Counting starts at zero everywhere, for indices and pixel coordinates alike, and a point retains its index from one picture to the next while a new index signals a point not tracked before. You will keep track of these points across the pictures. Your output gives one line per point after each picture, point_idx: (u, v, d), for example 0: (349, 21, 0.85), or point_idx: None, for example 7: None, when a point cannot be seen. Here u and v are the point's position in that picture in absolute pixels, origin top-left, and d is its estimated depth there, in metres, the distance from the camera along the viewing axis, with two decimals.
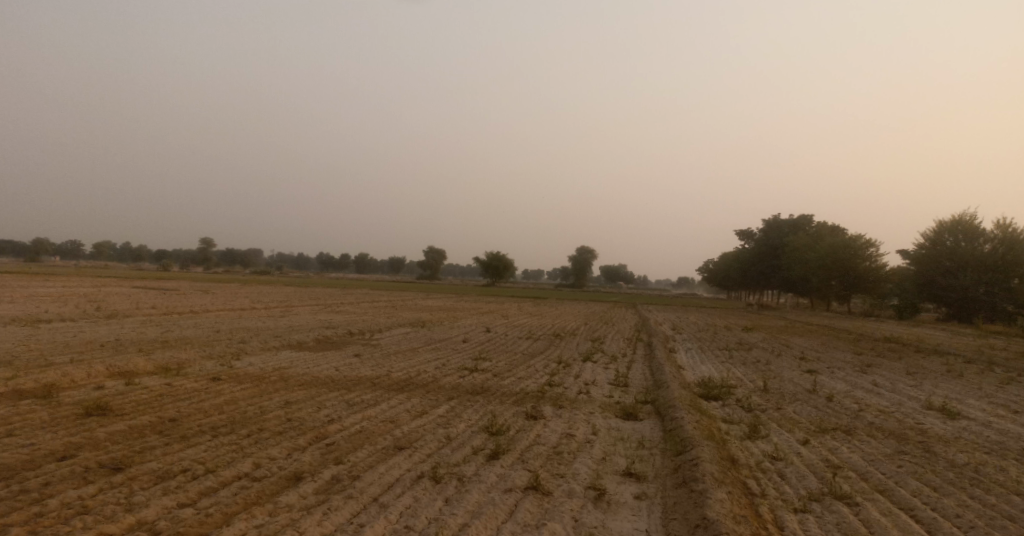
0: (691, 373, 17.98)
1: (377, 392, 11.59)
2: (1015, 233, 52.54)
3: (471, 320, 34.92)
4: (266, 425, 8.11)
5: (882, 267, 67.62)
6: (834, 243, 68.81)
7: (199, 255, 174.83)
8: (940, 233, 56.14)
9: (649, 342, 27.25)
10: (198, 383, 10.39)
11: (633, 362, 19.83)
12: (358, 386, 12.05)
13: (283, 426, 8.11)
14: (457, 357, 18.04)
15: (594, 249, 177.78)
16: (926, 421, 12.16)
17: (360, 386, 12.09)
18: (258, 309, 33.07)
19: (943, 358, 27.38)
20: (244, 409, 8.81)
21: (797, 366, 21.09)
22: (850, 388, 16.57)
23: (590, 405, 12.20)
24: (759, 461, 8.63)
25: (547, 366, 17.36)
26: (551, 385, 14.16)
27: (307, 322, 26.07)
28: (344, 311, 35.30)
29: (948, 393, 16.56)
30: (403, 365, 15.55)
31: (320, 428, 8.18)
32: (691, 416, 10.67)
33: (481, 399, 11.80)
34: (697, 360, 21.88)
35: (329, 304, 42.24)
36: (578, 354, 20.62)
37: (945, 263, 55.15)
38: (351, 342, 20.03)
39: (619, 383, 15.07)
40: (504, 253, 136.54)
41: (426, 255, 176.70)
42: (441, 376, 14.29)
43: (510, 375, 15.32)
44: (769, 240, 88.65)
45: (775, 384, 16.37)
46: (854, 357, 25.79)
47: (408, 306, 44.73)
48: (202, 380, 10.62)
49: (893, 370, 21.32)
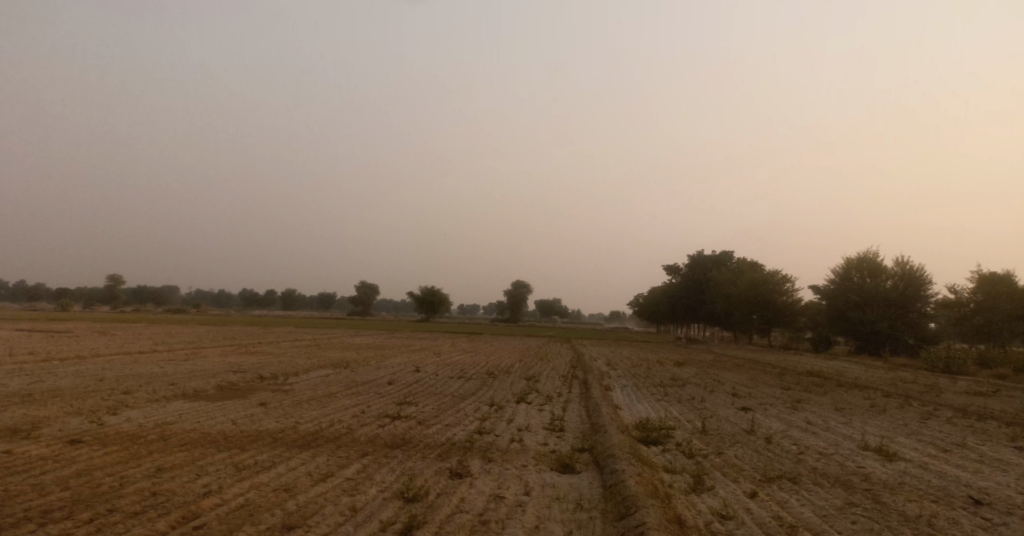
0: (627, 413, 17.15)
1: (274, 453, 10.14)
2: (914, 270, 55.39)
3: (397, 358, 33.34)
4: (116, 512, 6.66)
5: (798, 301, 69.98)
6: (754, 278, 70.83)
7: (108, 292, 164.19)
8: (848, 270, 58.55)
9: (584, 380, 26.41)
10: (46, 463, 8.72)
11: (567, 403, 18.86)
12: (251, 446, 10.55)
13: (140, 515, 6.67)
14: (378, 402, 16.53)
15: (527, 284, 178.09)
16: (867, 464, 11.65)
17: (254, 446, 10.59)
18: (162, 352, 30.44)
19: (865, 392, 27.71)
20: (95, 496, 7.27)
21: (731, 403, 20.63)
22: (786, 427, 16.10)
23: (523, 456, 11.07)
24: (708, 523, 7.71)
25: (477, 410, 16.13)
26: (481, 432, 12.97)
27: (213, 366, 23.96)
28: (259, 352, 32.93)
29: (880, 430, 16.30)
30: (314, 415, 14.02)
31: (188, 514, 6.80)
32: (632, 467, 9.71)
33: (400, 453, 10.50)
34: (632, 399, 21.14)
35: (244, 344, 39.66)
36: (510, 395, 19.52)
37: (852, 298, 57.50)
38: (259, 388, 18.31)
39: (554, 429, 14.03)
40: (437, 288, 134.40)
41: (357, 290, 172.51)
42: (358, 426, 12.87)
43: (436, 422, 14.01)
44: (693, 275, 90.73)
45: (712, 425, 15.72)
46: (782, 392, 25.72)
47: (331, 344, 42.53)
48: (53, 459, 8.93)
49: (822, 406, 21.15)
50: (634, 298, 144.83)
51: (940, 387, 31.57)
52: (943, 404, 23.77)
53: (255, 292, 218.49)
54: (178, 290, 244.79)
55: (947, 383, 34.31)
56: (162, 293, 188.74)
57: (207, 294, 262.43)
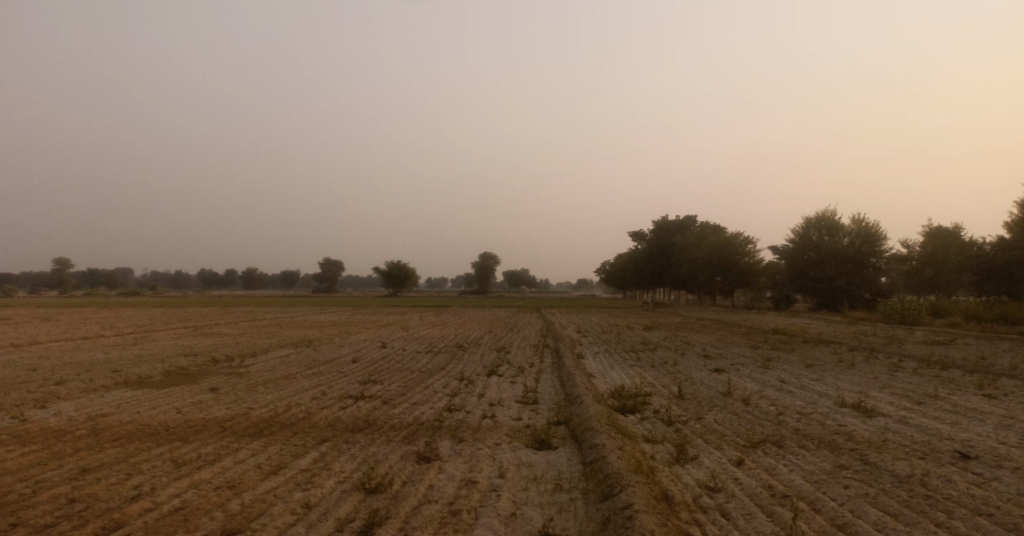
0: (602, 382, 16.68)
1: (221, 444, 9.40)
2: (870, 228, 56.10)
3: (362, 334, 32.48)
4: None
5: (760, 262, 70.72)
6: (717, 240, 71.23)
7: (57, 278, 158.10)
8: (807, 229, 59.06)
9: (555, 349, 25.98)
10: None
11: (539, 374, 18.32)
12: (195, 437, 9.71)
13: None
14: (341, 382, 15.74)
15: (495, 255, 177.36)
16: (848, 421, 11.32)
17: (199, 437, 9.76)
18: (112, 337, 29.01)
19: (832, 347, 27.87)
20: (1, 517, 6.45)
21: (704, 365, 20.35)
22: (761, 387, 15.83)
23: (495, 434, 10.41)
24: (697, 498, 7.17)
25: (446, 385, 15.44)
26: (450, 409, 12.28)
27: (164, 350, 22.79)
28: (216, 334, 31.67)
29: (854, 386, 16.12)
30: (270, 399, 13.17)
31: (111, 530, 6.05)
32: (612, 440, 9.14)
33: (362, 437, 9.76)
34: (604, 366, 20.71)
35: (201, 326, 38.23)
36: (480, 368, 18.90)
37: (811, 256, 58.18)
38: (212, 372, 17.33)
39: (528, 402, 13.44)
40: (403, 261, 132.77)
41: (320, 266, 169.83)
42: (318, 409, 12.06)
43: (403, 401, 13.29)
44: (658, 240, 91.09)
45: (688, 389, 15.35)
46: (752, 351, 25.66)
47: (293, 323, 41.31)
48: None
49: (793, 364, 21.02)
50: (601, 265, 145.52)
51: (902, 339, 31.97)
52: (908, 356, 23.93)
53: (215, 273, 213.21)
54: (134, 274, 237.52)
55: (907, 334, 34.87)
56: (116, 277, 182.67)
57: (164, 276, 255.26)
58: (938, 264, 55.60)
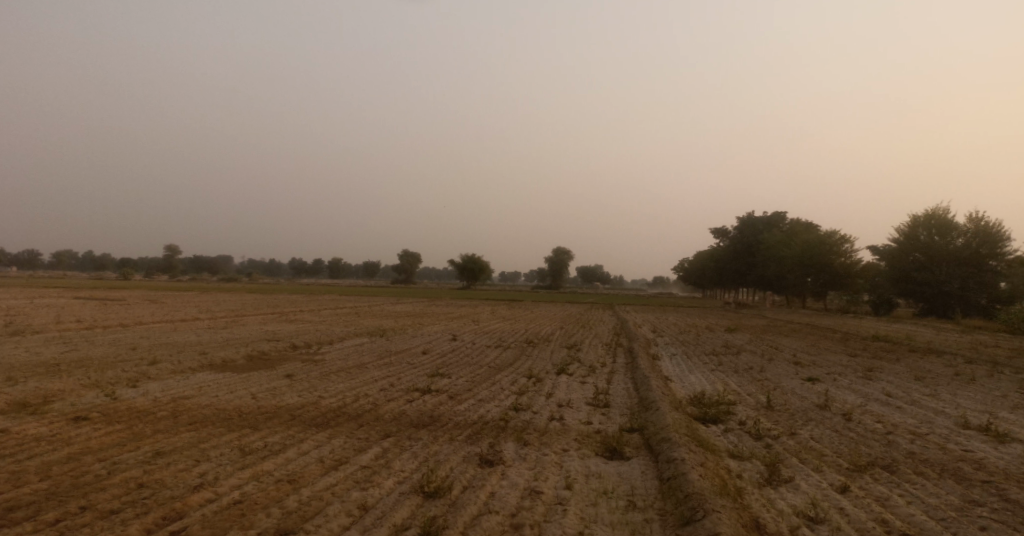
0: (680, 387, 15.64)
1: (286, 432, 8.98)
2: (989, 227, 51.37)
3: (437, 326, 32.37)
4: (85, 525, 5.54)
5: (856, 263, 66.37)
6: (809, 239, 67.39)
7: (162, 263, 169.24)
8: (914, 229, 54.80)
9: (631, 348, 24.93)
10: (36, 448, 7.73)
11: (613, 375, 17.43)
12: (264, 424, 9.35)
13: (112, 525, 5.56)
14: (410, 374, 15.40)
15: (572, 250, 176.06)
16: (971, 448, 9.93)
17: (268, 424, 9.38)
18: (202, 319, 30.15)
19: (943, 358, 25.40)
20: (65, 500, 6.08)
21: (795, 373, 18.85)
22: (863, 400, 14.34)
23: (563, 439, 9.71)
24: (796, 529, 6.22)
25: (515, 383, 14.83)
26: (517, 409, 11.65)
27: (248, 335, 23.30)
28: (298, 320, 32.42)
29: (974, 405, 14.36)
30: (340, 389, 12.91)
31: (171, 523, 5.65)
32: (692, 454, 8.26)
33: (425, 435, 9.25)
34: (684, 369, 19.55)
35: (285, 312, 39.37)
36: (550, 365, 18.20)
37: (918, 257, 53.94)
38: (290, 358, 17.37)
39: (599, 404, 12.66)
40: (480, 255, 133.69)
41: (401, 258, 173.92)
42: (383, 402, 11.69)
43: (469, 397, 12.78)
44: (743, 238, 87.38)
45: (778, 399, 14.10)
46: (851, 359, 23.69)
47: (371, 312, 41.94)
48: (45, 443, 7.94)
49: (900, 376, 19.14)
50: (680, 263, 141.55)
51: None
52: None
53: (303, 262, 222.58)
54: (229, 261, 251.52)
55: None
56: (214, 263, 193.64)
57: (256, 264, 268.85)
58: None
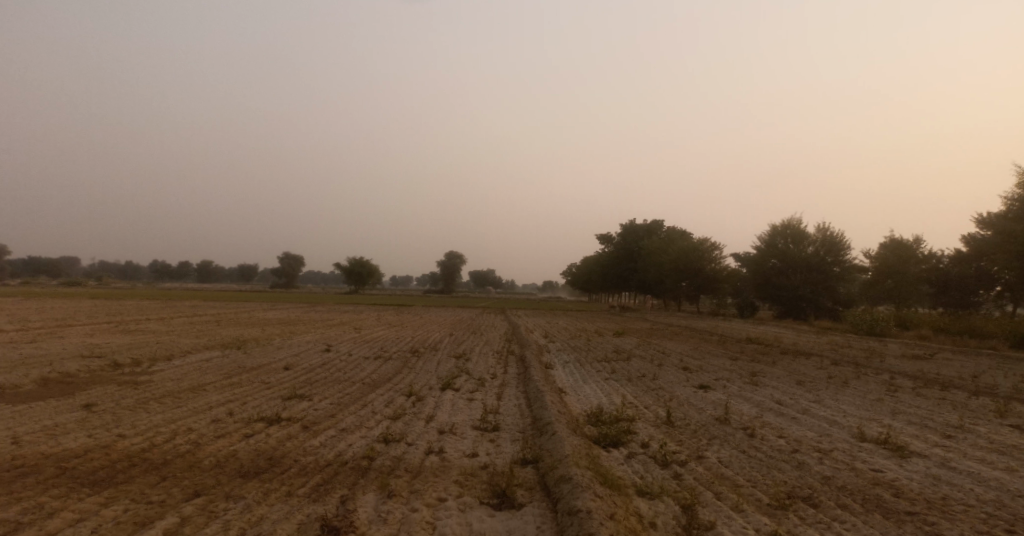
0: (575, 401, 14.24)
1: (36, 504, 6.63)
2: (835, 237, 55.09)
3: (306, 335, 29.55)
4: None
5: (726, 268, 69.38)
6: (684, 245, 69.71)
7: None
8: (773, 237, 57.68)
9: (520, 356, 23.48)
10: None
11: (503, 388, 15.80)
12: (8, 494, 6.91)
13: None
14: (260, 398, 12.98)
15: (461, 255, 174.36)
16: (881, 466, 9.04)
17: (15, 493, 6.95)
18: (15, 333, 25.64)
19: (813, 360, 25.90)
20: None
21: (687, 380, 18.08)
22: (760, 409, 13.57)
23: (440, 482, 7.84)
24: None
25: (389, 404, 12.79)
26: (387, 440, 9.63)
27: (64, 353, 19.71)
28: (139, 332, 28.45)
29: (863, 411, 13.95)
30: (155, 424, 10.48)
31: None
32: (598, 501, 6.66)
33: (250, 490, 7.19)
34: (576, 379, 18.30)
35: (128, 322, 34.80)
36: (433, 380, 16.30)
37: (776, 264, 56.85)
38: (105, 383, 14.52)
39: (487, 429, 10.92)
40: (366, 258, 128.67)
41: (281, 261, 164.93)
42: (209, 441, 9.45)
43: (330, 427, 10.62)
44: (624, 243, 89.46)
45: (678, 412, 12.99)
46: (734, 363, 23.53)
47: (234, 320, 38.09)
48: None
49: (783, 380, 18.90)
50: (567, 268, 143.84)
51: (880, 352, 30.29)
52: (898, 373, 22.02)
53: (172, 265, 206.06)
54: (84, 263, 227.35)
55: (881, 346, 33.29)
56: (65, 266, 174.49)
57: (118, 267, 245.93)
58: (898, 274, 55.57)
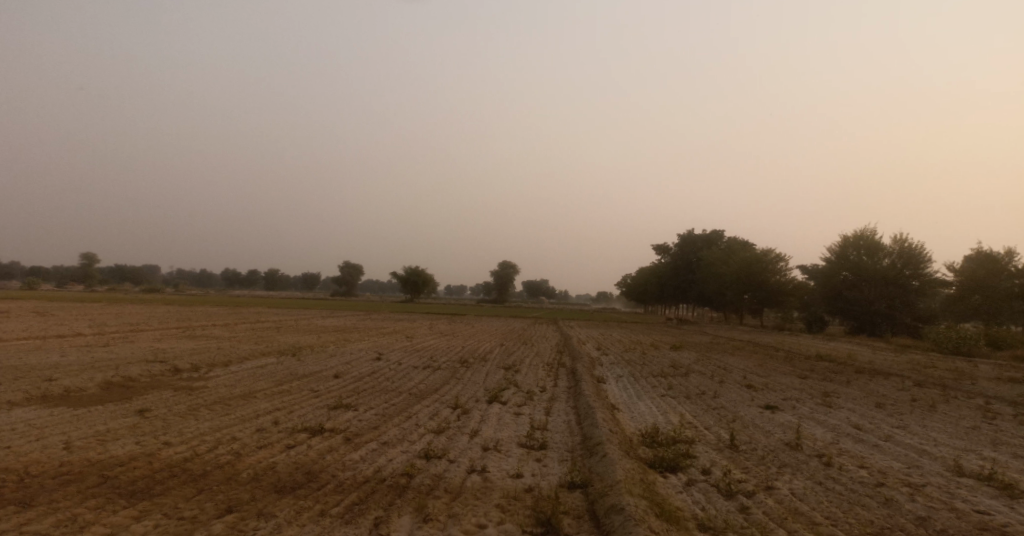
0: (628, 419, 13.42)
1: (68, 516, 6.32)
2: (914, 249, 51.90)
3: (361, 342, 29.48)
4: None
5: (792, 281, 66.57)
6: (747, 257, 67.30)
7: (80, 271, 158.54)
8: (844, 249, 54.91)
9: (573, 369, 22.66)
10: None
11: (553, 403, 15.10)
12: (42, 506, 6.59)
13: None
14: (306, 406, 12.67)
15: (517, 265, 174.29)
16: (986, 508, 7.93)
17: (50, 505, 6.62)
18: (85, 336, 26.46)
19: (892, 381, 24.09)
20: None
21: (751, 400, 16.92)
22: (834, 434, 12.43)
23: (481, 505, 7.23)
24: None
25: (434, 417, 12.28)
26: (428, 456, 9.09)
27: (128, 357, 20.05)
28: (201, 337, 28.98)
29: (954, 440, 12.59)
30: (201, 430, 10.16)
31: None
32: None
33: (284, 509, 6.73)
34: (630, 395, 17.41)
35: (192, 327, 35.62)
36: (481, 392, 15.73)
37: (848, 276, 54.06)
38: (161, 387, 14.46)
39: (533, 447, 10.25)
40: (423, 268, 129.89)
41: (341, 270, 168.69)
42: (251, 451, 9.07)
43: (369, 440, 10.15)
44: (683, 254, 87.26)
45: (741, 435, 12.01)
46: (803, 382, 22.10)
47: (292, 327, 38.50)
48: None
49: (859, 402, 17.49)
50: (624, 279, 141.69)
51: (968, 373, 28.04)
52: (992, 397, 20.14)
53: (238, 272, 213.62)
54: (158, 270, 238.47)
55: (968, 367, 30.85)
56: (140, 273, 183.22)
57: (188, 274, 256.83)
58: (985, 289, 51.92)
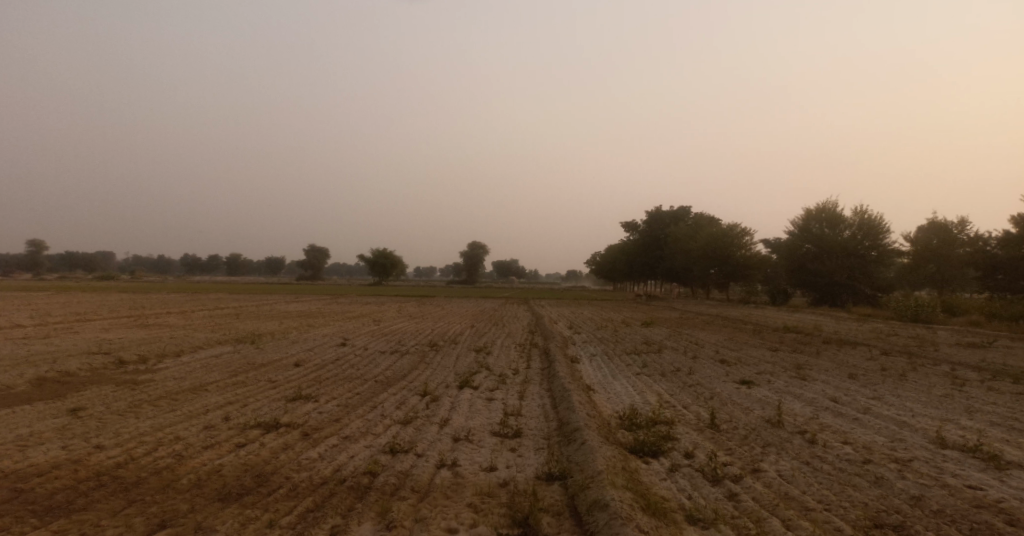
0: (605, 401, 12.93)
1: None
2: (873, 219, 52.69)
3: (325, 328, 28.59)
4: None
5: (756, 254, 67.17)
6: (713, 232, 67.62)
7: (32, 261, 152.84)
8: (807, 221, 55.42)
9: (545, 350, 22.17)
10: None
11: (526, 386, 14.57)
12: None
13: None
14: (262, 399, 11.89)
15: (485, 245, 173.33)
16: (978, 482, 7.60)
17: None
18: (30, 328, 25.10)
19: (859, 350, 24.16)
20: None
21: (727, 375, 16.61)
22: (814, 408, 12.12)
23: (451, 505, 6.64)
24: None
25: (401, 406, 11.63)
26: (394, 451, 8.44)
27: (71, 349, 18.95)
28: (155, 326, 27.75)
29: (932, 409, 12.39)
30: (141, 431, 9.36)
31: None
32: None
33: (225, 520, 6.03)
34: (605, 375, 16.97)
35: (148, 315, 34.26)
36: (451, 377, 15.11)
37: (810, 249, 54.63)
38: (103, 383, 13.55)
39: (507, 435, 9.68)
40: (390, 250, 128.20)
41: (306, 254, 165.80)
42: (195, 452, 8.33)
43: (331, 435, 9.46)
44: (651, 231, 87.47)
45: (721, 414, 11.62)
46: (775, 355, 21.96)
47: (253, 313, 37.30)
48: None
49: (832, 373, 17.32)
50: (592, 257, 142.02)
51: (930, 340, 28.38)
52: (958, 364, 20.23)
53: (200, 258, 208.51)
54: (116, 257, 231.28)
55: (930, 334, 31.25)
56: (96, 261, 177.58)
57: (149, 262, 250.03)
58: (940, 258, 53.01)
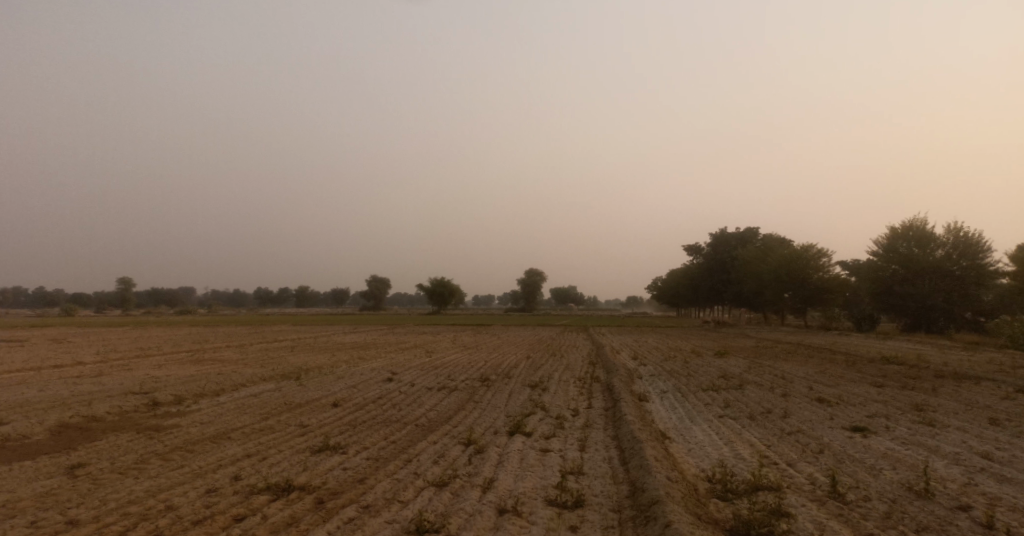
0: (686, 454, 10.66)
1: None
2: (969, 238, 47.88)
3: (377, 361, 27.10)
4: None
5: (835, 277, 62.58)
6: (786, 254, 63.50)
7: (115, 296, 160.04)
8: (892, 241, 50.91)
9: (609, 385, 19.90)
10: None
11: (589, 432, 12.42)
12: None
13: None
14: (283, 451, 10.17)
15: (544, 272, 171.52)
16: None
17: None
18: (82, 365, 24.49)
19: (980, 386, 20.78)
20: None
21: (832, 420, 13.91)
22: (964, 469, 9.48)
23: None
24: None
25: (439, 459, 9.74)
26: (421, 531, 6.53)
27: (110, 389, 17.92)
28: (207, 361, 26.89)
29: None
30: (130, 497, 7.77)
31: None
32: None
33: None
34: (681, 417, 14.60)
35: (204, 349, 33.73)
36: (500, 421, 13.10)
37: (898, 270, 50.10)
38: (122, 430, 12.20)
39: (568, 507, 7.59)
40: (450, 279, 127.81)
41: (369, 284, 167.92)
42: (179, 531, 6.63)
43: (349, 503, 7.60)
44: (717, 254, 83.53)
45: (840, 476, 9.16)
46: (880, 392, 18.92)
47: (308, 346, 36.26)
48: None
49: (963, 417, 14.39)
50: (654, 282, 137.93)
51: None
52: None
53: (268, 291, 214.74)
54: (192, 291, 241.10)
55: None
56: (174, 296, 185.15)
57: (223, 295, 259.47)
58: None
